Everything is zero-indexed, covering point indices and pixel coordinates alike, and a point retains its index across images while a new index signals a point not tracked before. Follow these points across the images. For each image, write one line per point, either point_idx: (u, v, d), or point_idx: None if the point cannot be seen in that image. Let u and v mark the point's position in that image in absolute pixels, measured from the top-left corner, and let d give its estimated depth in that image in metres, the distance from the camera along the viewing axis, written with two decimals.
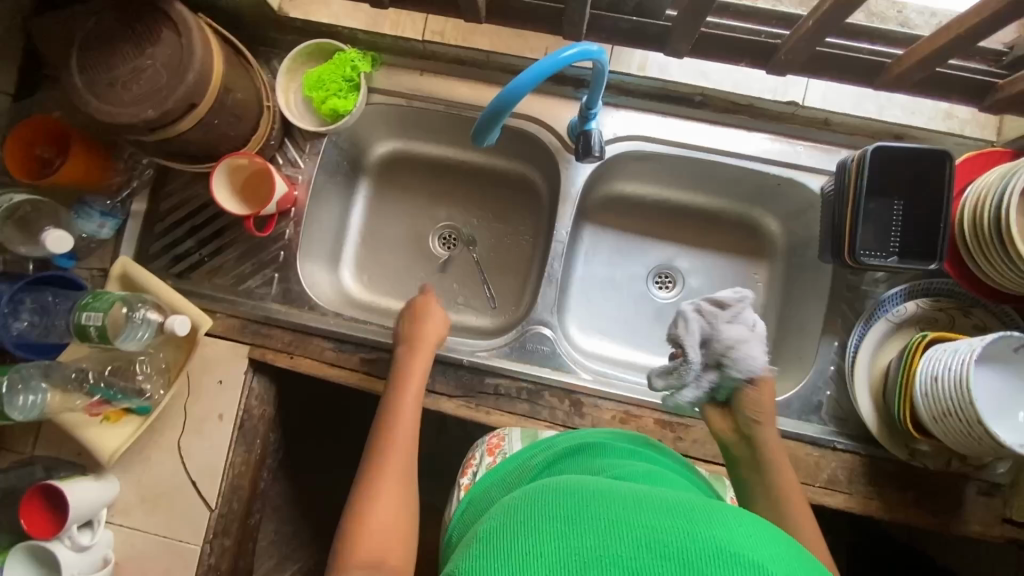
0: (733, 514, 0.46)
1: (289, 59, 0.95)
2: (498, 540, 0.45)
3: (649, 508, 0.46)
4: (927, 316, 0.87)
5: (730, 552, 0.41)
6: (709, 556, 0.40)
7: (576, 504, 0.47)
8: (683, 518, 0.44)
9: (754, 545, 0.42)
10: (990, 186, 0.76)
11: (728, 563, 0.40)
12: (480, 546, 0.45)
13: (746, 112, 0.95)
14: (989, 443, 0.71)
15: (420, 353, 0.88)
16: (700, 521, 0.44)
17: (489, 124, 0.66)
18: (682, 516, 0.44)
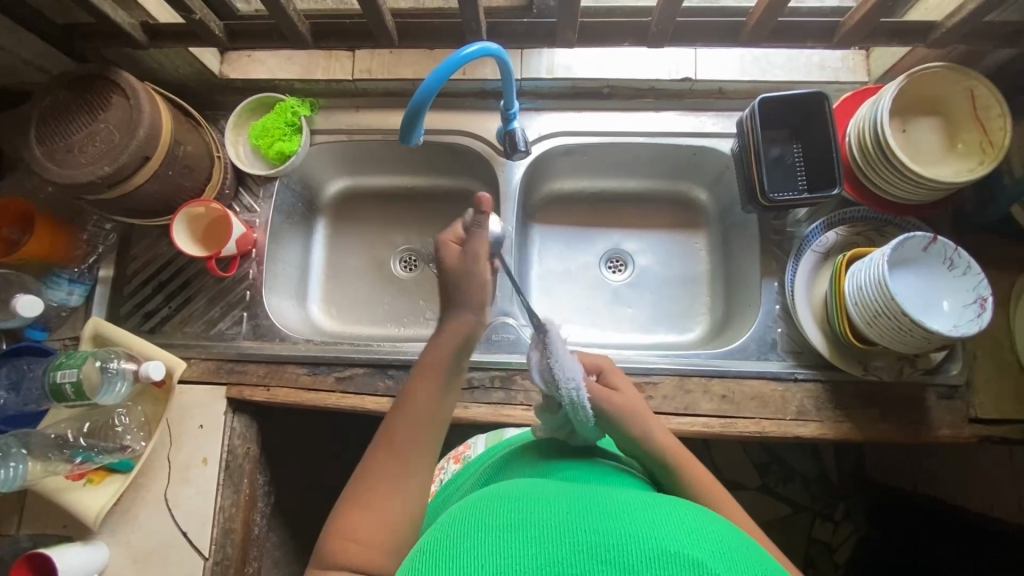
0: (678, 515, 0.48)
1: (234, 116, 1.04)
2: (465, 546, 0.45)
3: (594, 511, 0.48)
4: (848, 242, 0.94)
5: (668, 552, 0.42)
6: (648, 561, 0.41)
7: (523, 511, 0.48)
8: (631, 524, 0.45)
9: (695, 545, 0.43)
10: (864, 116, 0.86)
11: (663, 561, 0.41)
12: (440, 547, 0.47)
13: (650, 94, 1.06)
14: (921, 333, 0.76)
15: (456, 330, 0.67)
16: (661, 530, 0.45)
17: (412, 124, 0.74)
18: (630, 522, 0.46)
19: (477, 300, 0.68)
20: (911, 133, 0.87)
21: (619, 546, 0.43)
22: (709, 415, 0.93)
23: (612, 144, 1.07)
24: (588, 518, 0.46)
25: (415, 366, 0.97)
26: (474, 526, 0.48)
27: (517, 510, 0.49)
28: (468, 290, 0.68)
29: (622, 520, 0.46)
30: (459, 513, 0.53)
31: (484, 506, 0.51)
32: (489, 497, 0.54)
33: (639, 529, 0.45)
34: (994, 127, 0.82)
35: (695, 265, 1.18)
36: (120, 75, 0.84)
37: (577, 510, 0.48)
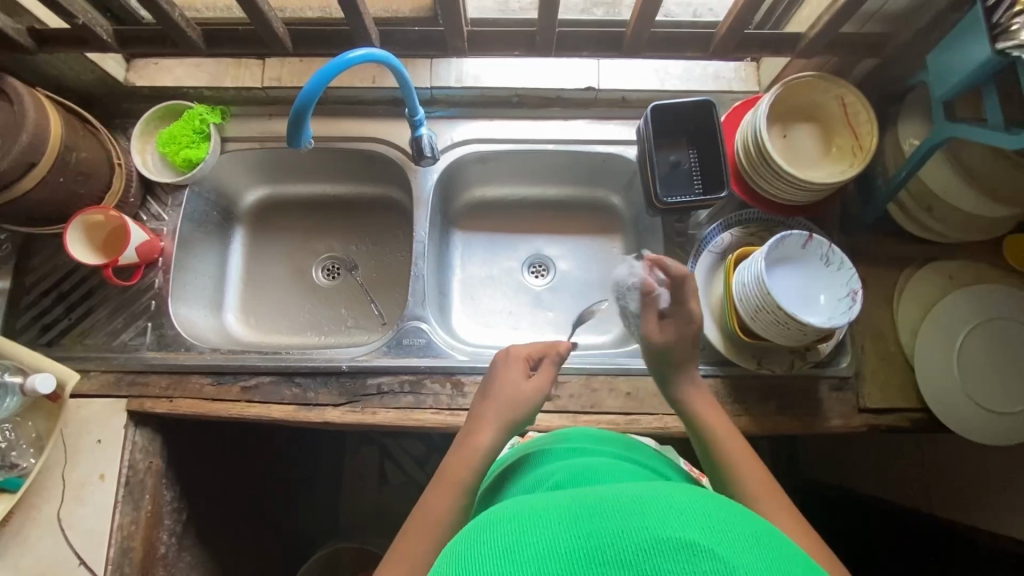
0: (661, 496, 0.47)
1: (140, 124, 1.03)
2: None
3: (577, 511, 0.46)
4: (742, 242, 0.98)
5: (661, 540, 0.41)
6: (644, 554, 0.41)
7: (509, 533, 0.46)
8: (615, 517, 0.44)
9: (681, 522, 0.43)
10: (747, 122, 0.91)
11: (659, 552, 0.41)
12: None
13: (558, 103, 1.09)
14: (796, 326, 0.80)
15: (496, 421, 0.75)
16: (650, 514, 0.44)
17: (298, 127, 0.75)
18: (612, 514, 0.45)
19: (509, 412, 0.76)
20: (791, 138, 0.93)
21: (614, 544, 0.42)
22: (614, 412, 0.95)
23: (524, 151, 1.10)
24: (578, 522, 0.45)
25: (323, 373, 0.96)
26: (465, 562, 0.44)
27: (505, 531, 0.46)
28: (517, 414, 0.76)
29: (608, 514, 0.45)
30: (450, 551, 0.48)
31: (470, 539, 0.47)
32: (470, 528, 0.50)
33: (630, 521, 0.43)
34: (863, 131, 0.87)
35: (612, 269, 1.21)
36: (6, 81, 0.82)
37: (568, 516, 0.46)
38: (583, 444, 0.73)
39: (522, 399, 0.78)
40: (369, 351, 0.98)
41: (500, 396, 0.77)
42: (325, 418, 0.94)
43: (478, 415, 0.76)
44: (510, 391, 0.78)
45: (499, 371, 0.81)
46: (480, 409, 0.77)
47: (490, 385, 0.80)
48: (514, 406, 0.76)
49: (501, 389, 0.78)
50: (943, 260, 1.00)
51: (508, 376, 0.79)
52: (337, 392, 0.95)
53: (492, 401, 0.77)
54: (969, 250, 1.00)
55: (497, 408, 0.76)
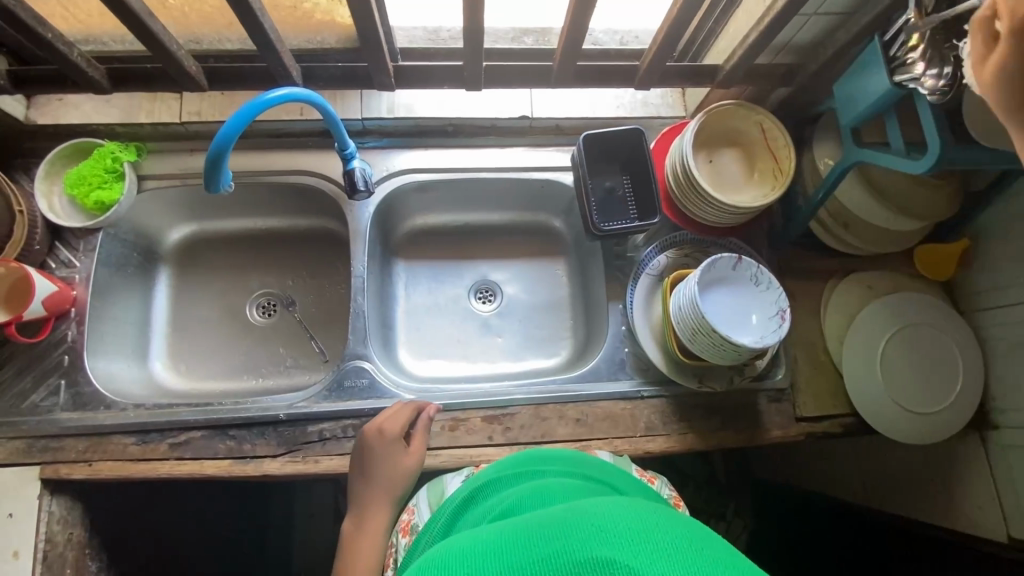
0: (587, 513, 0.47)
1: (44, 165, 0.96)
2: None
3: (505, 548, 0.47)
4: (679, 263, 1.01)
5: (576, 563, 0.42)
6: None
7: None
8: (538, 549, 0.45)
9: (598, 541, 0.43)
10: (674, 149, 0.94)
11: None
12: None
13: (494, 131, 1.09)
14: (731, 346, 0.83)
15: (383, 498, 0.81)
16: (571, 538, 0.44)
17: (214, 171, 0.71)
18: (537, 546, 0.45)
19: (394, 489, 0.82)
20: (717, 163, 0.96)
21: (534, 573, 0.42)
22: (564, 440, 0.95)
23: (462, 179, 1.09)
24: (502, 558, 0.46)
25: (260, 423, 0.91)
26: None
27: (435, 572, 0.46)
28: (399, 485, 0.82)
29: (531, 546, 0.45)
30: None
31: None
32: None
33: (551, 549, 0.44)
34: (781, 156, 0.92)
35: (557, 291, 1.22)
36: None
37: (494, 553, 0.47)
38: (529, 466, 0.72)
39: (401, 470, 0.83)
40: (309, 396, 0.94)
41: (379, 474, 0.83)
42: (265, 470, 0.89)
43: (366, 501, 0.81)
44: (386, 465, 0.83)
45: (370, 451, 0.84)
46: (369, 493, 0.82)
47: (370, 464, 0.84)
48: (395, 478, 0.82)
49: (377, 465, 0.84)
50: (861, 271, 1.06)
51: (382, 456, 0.83)
52: (276, 442, 0.91)
53: (378, 483, 0.82)
54: (884, 260, 1.07)
55: (383, 491, 0.82)
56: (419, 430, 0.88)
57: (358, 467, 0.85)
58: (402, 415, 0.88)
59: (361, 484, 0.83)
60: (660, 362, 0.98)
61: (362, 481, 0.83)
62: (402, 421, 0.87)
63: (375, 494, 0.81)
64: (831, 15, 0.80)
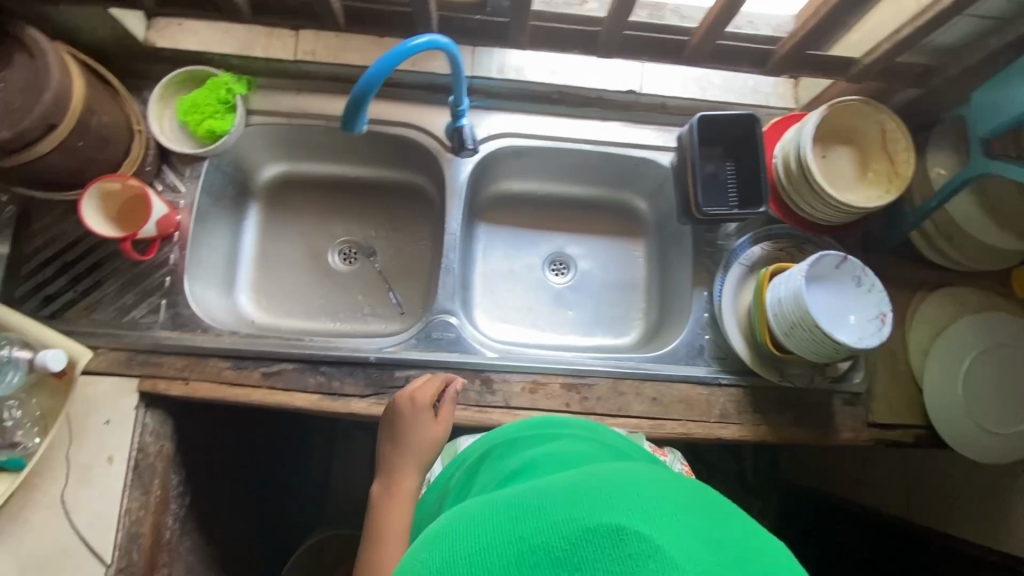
0: (601, 481, 0.46)
1: (160, 88, 0.97)
2: None
3: (516, 509, 0.45)
4: (773, 256, 1.01)
5: (588, 529, 0.40)
6: (577, 545, 0.40)
7: (450, 542, 0.45)
8: (548, 512, 0.43)
9: (615, 509, 0.42)
10: (790, 137, 0.93)
11: (589, 540, 0.40)
12: None
13: (598, 104, 1.09)
14: (831, 343, 0.83)
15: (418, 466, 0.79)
16: (583, 503, 0.43)
17: (354, 113, 0.72)
18: (548, 508, 0.44)
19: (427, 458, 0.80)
20: (830, 159, 0.95)
21: (547, 541, 0.41)
22: (639, 416, 0.96)
23: (560, 149, 1.09)
24: (510, 522, 0.44)
25: (349, 363, 0.94)
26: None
27: (453, 525, 0.47)
28: (432, 455, 0.81)
29: (542, 510, 0.44)
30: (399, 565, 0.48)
31: (419, 549, 0.47)
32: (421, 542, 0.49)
33: (563, 512, 0.43)
34: (899, 159, 0.91)
35: (633, 272, 1.22)
36: (26, 31, 0.75)
37: (503, 516, 0.45)
38: (555, 436, 0.74)
39: (436, 440, 0.82)
40: (398, 343, 0.97)
41: (412, 442, 0.80)
42: (351, 409, 0.92)
43: (394, 466, 0.79)
44: (419, 434, 0.81)
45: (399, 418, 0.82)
46: (400, 463, 0.79)
47: (402, 434, 0.81)
48: (429, 447, 0.80)
49: (408, 433, 0.81)
50: (952, 286, 1.04)
51: (412, 424, 0.81)
52: (363, 383, 0.93)
53: (412, 452, 0.80)
54: (976, 277, 1.06)
55: (416, 460, 0.79)
56: (447, 401, 0.87)
57: (388, 435, 0.82)
58: (432, 387, 0.87)
59: (390, 455, 0.80)
60: (745, 353, 0.99)
61: (393, 452, 0.80)
62: (433, 389, 0.86)
63: (409, 464, 0.79)
64: (985, 19, 0.78)
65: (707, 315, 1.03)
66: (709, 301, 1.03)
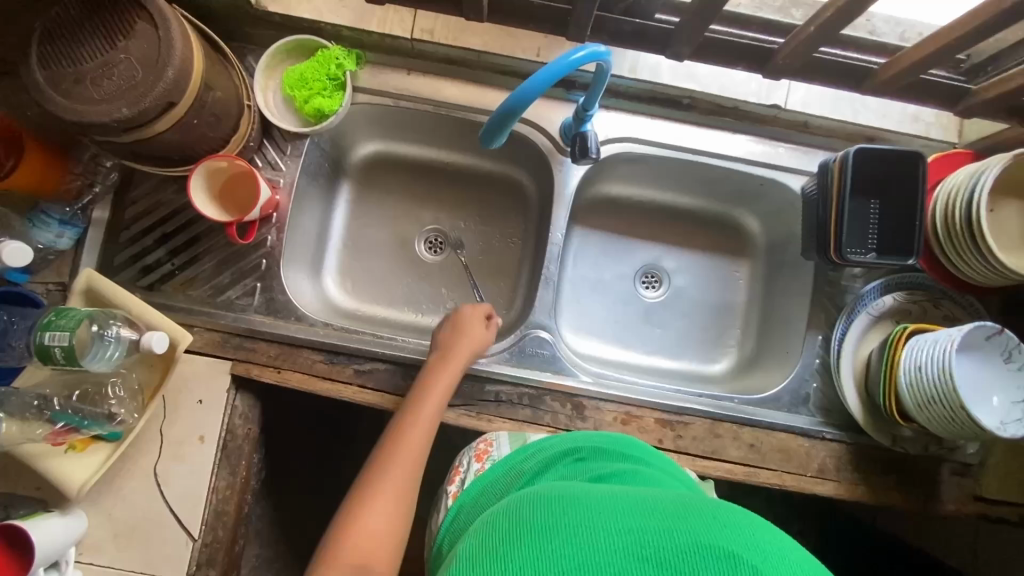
0: (712, 510, 0.48)
1: (268, 57, 0.91)
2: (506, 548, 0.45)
3: (622, 505, 0.48)
4: (902, 308, 0.94)
5: (700, 545, 0.43)
6: (683, 556, 0.42)
7: (552, 511, 0.48)
8: (655, 518, 0.46)
9: (726, 535, 0.44)
10: (961, 186, 0.82)
11: (698, 558, 0.42)
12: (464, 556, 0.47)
13: (731, 114, 0.98)
14: (972, 426, 0.76)
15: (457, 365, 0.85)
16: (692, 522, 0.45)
17: (500, 129, 0.65)
18: (656, 514, 0.47)
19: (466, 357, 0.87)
20: (998, 214, 0.84)
21: (656, 542, 0.43)
22: (733, 461, 0.92)
23: (679, 161, 1.00)
24: (614, 512, 0.47)
25: None
26: (506, 532, 0.47)
27: (553, 496, 0.51)
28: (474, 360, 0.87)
29: (647, 514, 0.47)
30: (485, 523, 0.52)
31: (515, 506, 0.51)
32: (516, 503, 0.52)
33: (670, 522, 0.45)
34: None
35: (731, 295, 1.15)
36: None
37: (608, 508, 0.48)
38: (639, 462, 0.73)
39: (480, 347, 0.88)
40: (490, 355, 0.93)
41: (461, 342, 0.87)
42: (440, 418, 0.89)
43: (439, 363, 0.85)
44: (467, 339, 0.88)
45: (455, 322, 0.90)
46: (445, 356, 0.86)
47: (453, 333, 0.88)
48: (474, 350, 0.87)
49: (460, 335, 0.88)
50: None
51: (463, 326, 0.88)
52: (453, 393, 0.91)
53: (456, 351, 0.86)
54: None
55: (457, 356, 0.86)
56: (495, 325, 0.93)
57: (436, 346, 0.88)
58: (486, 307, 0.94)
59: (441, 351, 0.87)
60: (857, 411, 0.92)
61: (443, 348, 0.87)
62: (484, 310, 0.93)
63: (452, 363, 0.85)
64: None
65: (819, 361, 0.97)
66: (825, 347, 0.97)
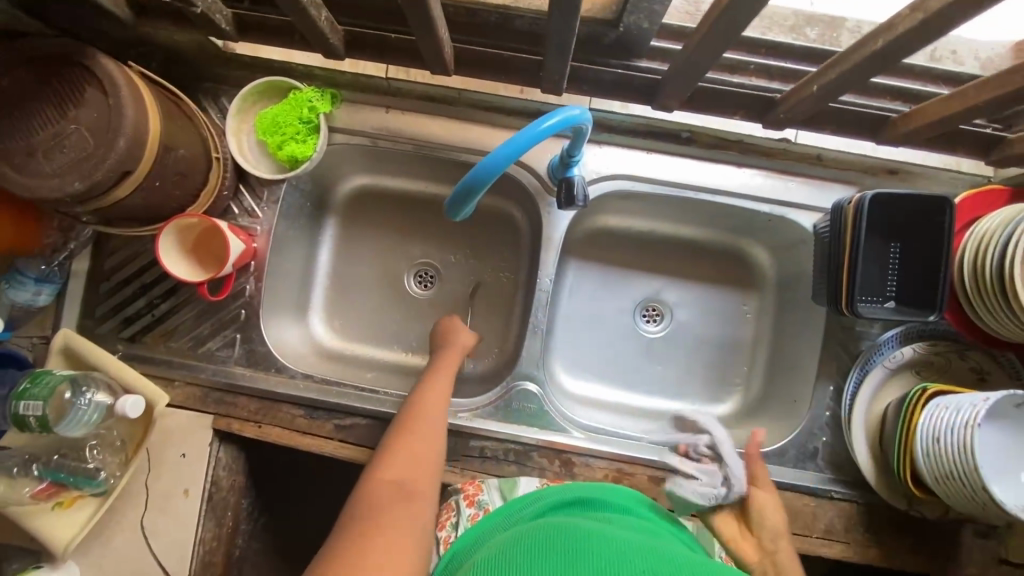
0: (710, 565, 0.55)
1: (238, 101, 0.86)
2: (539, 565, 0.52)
3: (638, 549, 0.55)
4: (923, 359, 0.86)
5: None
6: None
7: (578, 540, 0.55)
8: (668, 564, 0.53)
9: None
10: (992, 237, 0.73)
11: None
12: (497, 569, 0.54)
13: (735, 146, 0.91)
14: (994, 507, 0.69)
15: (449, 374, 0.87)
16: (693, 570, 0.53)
17: (465, 200, 0.60)
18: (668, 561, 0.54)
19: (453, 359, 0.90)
20: None
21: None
22: None
23: (678, 196, 0.92)
24: (633, 551, 0.54)
25: None
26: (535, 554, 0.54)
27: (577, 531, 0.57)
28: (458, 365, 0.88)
29: (658, 556, 0.54)
30: (513, 542, 0.58)
31: (541, 536, 0.57)
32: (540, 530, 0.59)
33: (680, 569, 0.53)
34: None
35: (738, 331, 1.08)
36: (99, 62, 0.66)
37: (626, 548, 0.55)
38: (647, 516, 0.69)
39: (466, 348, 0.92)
40: (474, 408, 0.89)
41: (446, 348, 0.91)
42: None
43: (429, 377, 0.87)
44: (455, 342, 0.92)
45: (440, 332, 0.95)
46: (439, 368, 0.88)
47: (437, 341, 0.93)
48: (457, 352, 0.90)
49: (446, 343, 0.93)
50: None
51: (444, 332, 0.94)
52: None
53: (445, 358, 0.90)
54: None
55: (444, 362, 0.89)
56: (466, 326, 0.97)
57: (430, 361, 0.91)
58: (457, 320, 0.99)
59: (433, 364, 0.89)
60: (869, 470, 0.85)
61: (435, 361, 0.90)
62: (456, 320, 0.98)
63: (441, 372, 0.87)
64: None
65: (829, 416, 0.89)
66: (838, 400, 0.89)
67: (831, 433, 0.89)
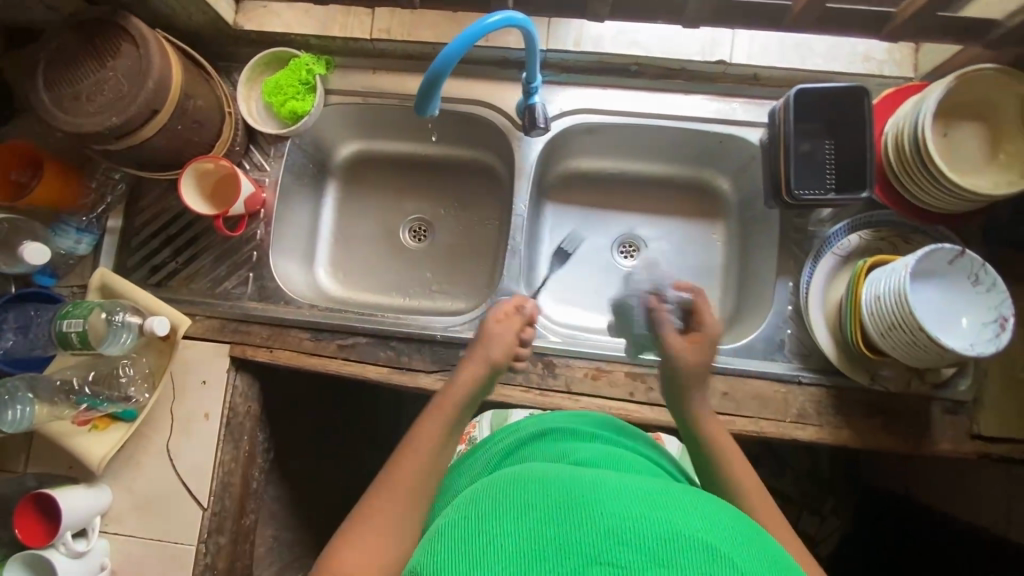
0: (691, 503, 0.50)
1: (247, 71, 1.01)
2: (491, 532, 0.47)
3: (604, 490, 0.50)
4: (871, 246, 0.92)
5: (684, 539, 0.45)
6: (666, 545, 0.44)
7: (540, 492, 0.50)
8: (642, 509, 0.48)
9: (706, 530, 0.46)
10: (906, 116, 0.82)
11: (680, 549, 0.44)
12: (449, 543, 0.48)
13: (680, 76, 1.02)
14: (935, 349, 0.75)
15: (479, 357, 0.76)
16: (666, 507, 0.49)
17: (428, 97, 0.72)
18: (642, 504, 0.48)
19: (496, 356, 0.76)
20: (953, 137, 0.83)
21: (639, 529, 0.45)
22: None
23: (635, 126, 1.03)
24: (599, 495, 0.49)
25: (418, 339, 0.97)
26: (492, 513, 0.49)
27: (536, 479, 0.53)
28: (502, 360, 0.77)
29: (629, 497, 0.49)
30: (469, 500, 0.54)
31: (498, 489, 0.53)
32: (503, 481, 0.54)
33: (653, 513, 0.47)
34: None
35: (710, 257, 1.15)
36: (130, 21, 0.80)
37: (593, 491, 0.50)
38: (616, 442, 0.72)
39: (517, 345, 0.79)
40: (463, 322, 0.98)
41: (490, 338, 0.78)
42: (418, 383, 0.95)
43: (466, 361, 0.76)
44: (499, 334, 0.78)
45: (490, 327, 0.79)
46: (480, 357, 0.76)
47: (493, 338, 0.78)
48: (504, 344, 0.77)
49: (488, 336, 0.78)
50: None
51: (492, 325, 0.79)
52: (430, 360, 0.96)
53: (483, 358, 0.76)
54: None
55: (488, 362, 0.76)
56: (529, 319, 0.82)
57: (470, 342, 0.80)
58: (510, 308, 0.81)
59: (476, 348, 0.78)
60: (831, 351, 0.91)
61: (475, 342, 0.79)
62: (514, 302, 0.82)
63: (475, 361, 0.76)
64: None
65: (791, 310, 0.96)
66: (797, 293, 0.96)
67: (794, 323, 0.95)
